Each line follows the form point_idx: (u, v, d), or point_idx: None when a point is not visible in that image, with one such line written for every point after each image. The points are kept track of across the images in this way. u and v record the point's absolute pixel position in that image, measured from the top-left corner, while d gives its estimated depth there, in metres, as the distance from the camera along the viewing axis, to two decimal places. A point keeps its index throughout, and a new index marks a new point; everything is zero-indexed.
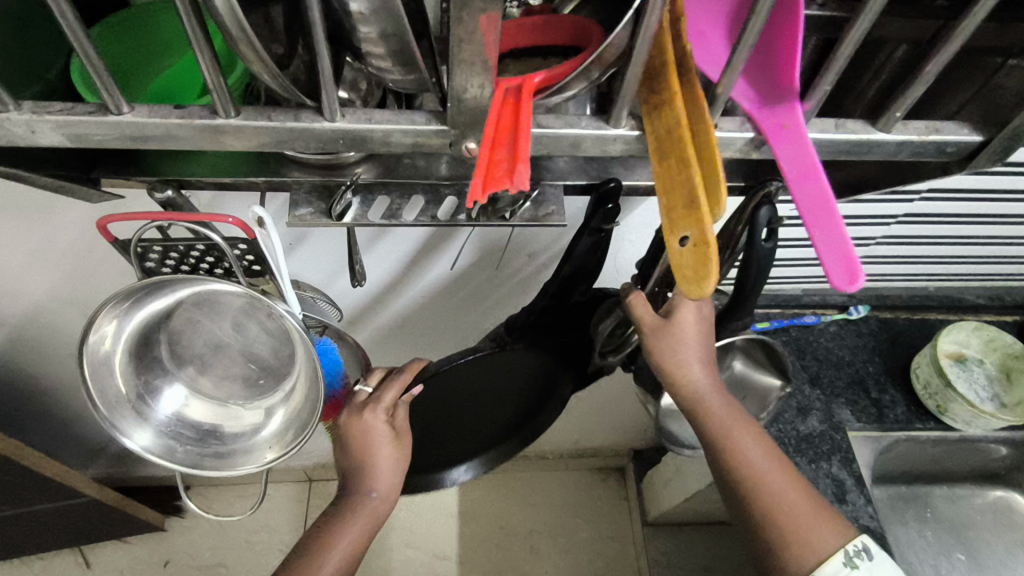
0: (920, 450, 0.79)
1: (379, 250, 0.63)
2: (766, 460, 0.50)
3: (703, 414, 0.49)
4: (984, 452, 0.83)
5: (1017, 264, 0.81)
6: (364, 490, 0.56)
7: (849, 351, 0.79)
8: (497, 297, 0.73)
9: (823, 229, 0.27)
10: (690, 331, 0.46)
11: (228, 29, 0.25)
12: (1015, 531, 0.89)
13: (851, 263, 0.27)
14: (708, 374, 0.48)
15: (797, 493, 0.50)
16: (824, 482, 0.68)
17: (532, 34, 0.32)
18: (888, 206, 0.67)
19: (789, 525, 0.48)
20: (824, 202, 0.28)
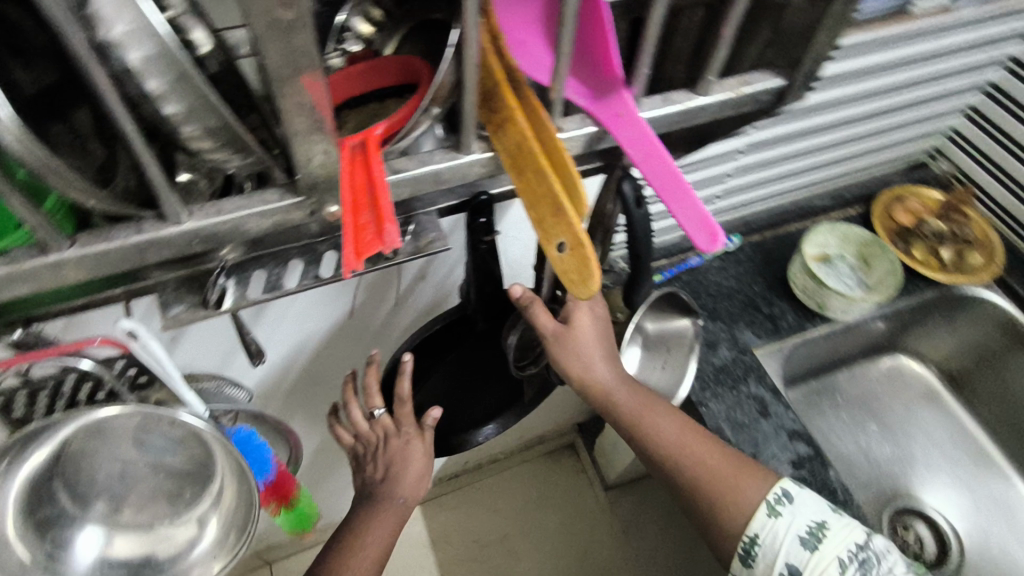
0: (816, 347, 0.88)
1: (269, 318, 0.61)
2: (681, 431, 0.57)
3: (615, 407, 0.54)
4: (866, 331, 0.93)
5: (846, 164, 0.92)
6: (393, 494, 0.57)
7: (735, 279, 0.86)
8: (406, 327, 0.72)
9: (683, 201, 0.29)
10: (587, 335, 0.50)
11: (32, 165, 0.23)
12: (910, 389, 1.01)
13: (711, 227, 0.29)
14: (611, 368, 0.53)
15: (715, 457, 0.56)
16: (747, 402, 0.74)
17: (365, 81, 0.32)
18: (729, 144, 0.73)
19: (716, 486, 0.55)
20: (672, 174, 0.30)
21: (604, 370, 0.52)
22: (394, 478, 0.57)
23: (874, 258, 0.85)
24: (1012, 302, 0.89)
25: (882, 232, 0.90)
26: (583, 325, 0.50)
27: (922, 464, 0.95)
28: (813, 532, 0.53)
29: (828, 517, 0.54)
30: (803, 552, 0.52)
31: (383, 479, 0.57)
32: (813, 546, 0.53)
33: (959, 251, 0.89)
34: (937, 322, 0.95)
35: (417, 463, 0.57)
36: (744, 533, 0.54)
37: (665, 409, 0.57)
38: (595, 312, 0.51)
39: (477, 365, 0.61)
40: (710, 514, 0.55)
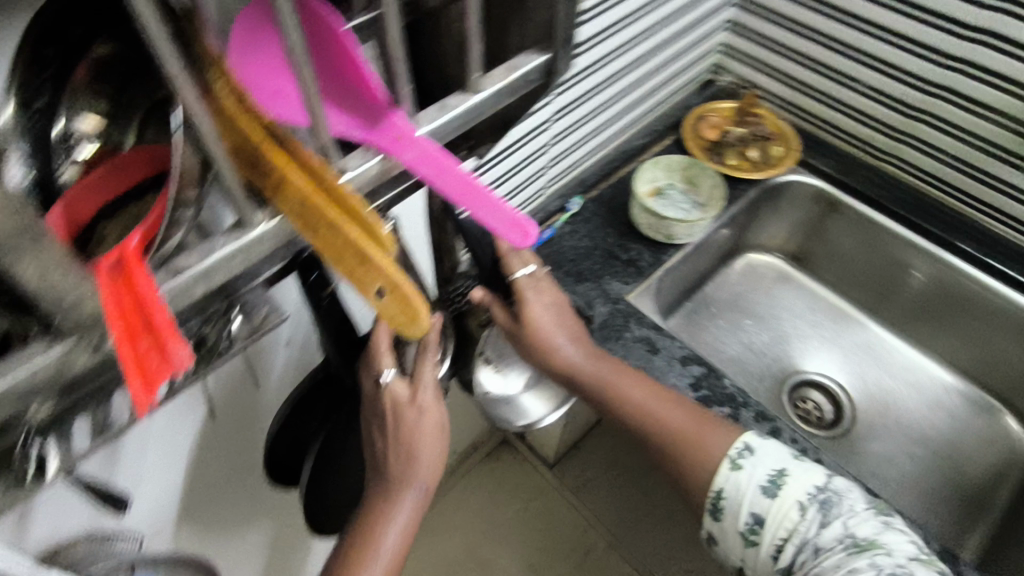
0: (678, 272, 0.94)
1: (128, 459, 0.55)
2: (651, 400, 0.61)
3: (586, 381, 0.60)
4: (715, 242, 1.01)
5: (649, 102, 0.98)
6: (411, 483, 0.51)
7: (588, 237, 0.89)
8: (285, 399, 0.67)
9: (485, 205, 0.31)
10: (543, 323, 0.58)
11: None
12: (766, 278, 1.10)
13: (518, 222, 0.31)
14: (576, 347, 0.60)
15: (682, 413, 0.61)
16: (636, 346, 0.78)
17: (109, 185, 0.29)
18: (534, 118, 0.75)
19: (680, 441, 0.59)
20: (469, 183, 0.31)
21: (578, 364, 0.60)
22: (407, 462, 0.50)
23: (698, 177, 0.92)
24: (818, 177, 1.00)
25: (697, 153, 0.98)
26: (536, 319, 0.58)
27: (797, 340, 1.05)
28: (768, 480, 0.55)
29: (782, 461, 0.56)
30: (764, 500, 0.55)
31: (397, 461, 0.50)
32: (773, 492, 0.55)
33: (763, 148, 0.98)
34: (767, 213, 1.05)
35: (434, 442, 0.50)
36: (711, 487, 0.57)
37: (637, 378, 0.63)
38: (554, 298, 0.59)
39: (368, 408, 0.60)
40: (681, 466, 0.59)
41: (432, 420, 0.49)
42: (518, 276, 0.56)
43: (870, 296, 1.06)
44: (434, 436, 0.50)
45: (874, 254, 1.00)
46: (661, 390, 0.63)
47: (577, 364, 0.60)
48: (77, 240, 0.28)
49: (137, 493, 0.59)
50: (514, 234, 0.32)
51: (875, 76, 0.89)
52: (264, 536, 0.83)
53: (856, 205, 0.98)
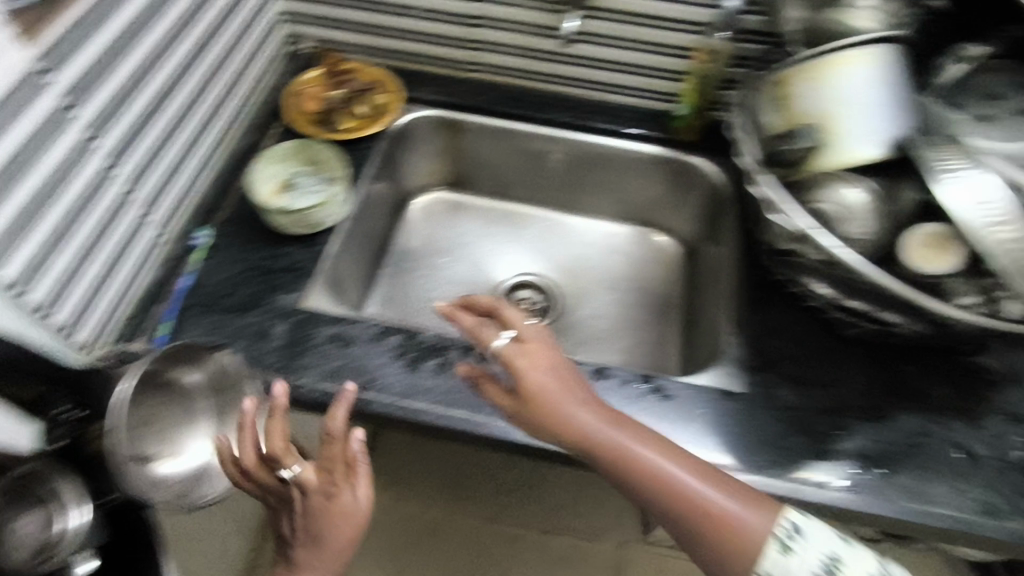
0: (346, 254, 0.91)
1: None
2: (711, 487, 0.56)
3: (527, 399, 0.58)
4: (372, 204, 1.00)
5: (235, 99, 0.89)
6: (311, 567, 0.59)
7: (236, 263, 0.81)
8: None
9: None
10: (541, 385, 0.59)
11: None
12: (440, 215, 1.14)
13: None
14: (540, 367, 0.59)
15: (635, 436, 0.58)
16: (328, 346, 0.74)
17: None
18: (91, 173, 0.62)
19: (687, 503, 0.55)
20: None
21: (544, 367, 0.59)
22: (316, 545, 0.58)
23: (315, 154, 0.88)
24: (431, 106, 1.02)
25: (308, 132, 0.94)
26: (531, 377, 0.59)
27: (489, 259, 1.11)
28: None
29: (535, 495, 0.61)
30: None
31: (308, 542, 0.59)
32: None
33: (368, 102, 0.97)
34: (408, 157, 1.05)
35: (339, 536, 0.58)
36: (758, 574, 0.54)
37: (651, 443, 0.58)
38: (554, 353, 0.61)
39: None
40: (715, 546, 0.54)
41: (339, 512, 0.58)
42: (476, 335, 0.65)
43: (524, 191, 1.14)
44: (339, 525, 0.58)
45: (505, 155, 1.07)
46: (671, 446, 0.58)
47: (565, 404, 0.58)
48: None
49: None
50: None
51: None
52: None
53: (472, 120, 1.02)
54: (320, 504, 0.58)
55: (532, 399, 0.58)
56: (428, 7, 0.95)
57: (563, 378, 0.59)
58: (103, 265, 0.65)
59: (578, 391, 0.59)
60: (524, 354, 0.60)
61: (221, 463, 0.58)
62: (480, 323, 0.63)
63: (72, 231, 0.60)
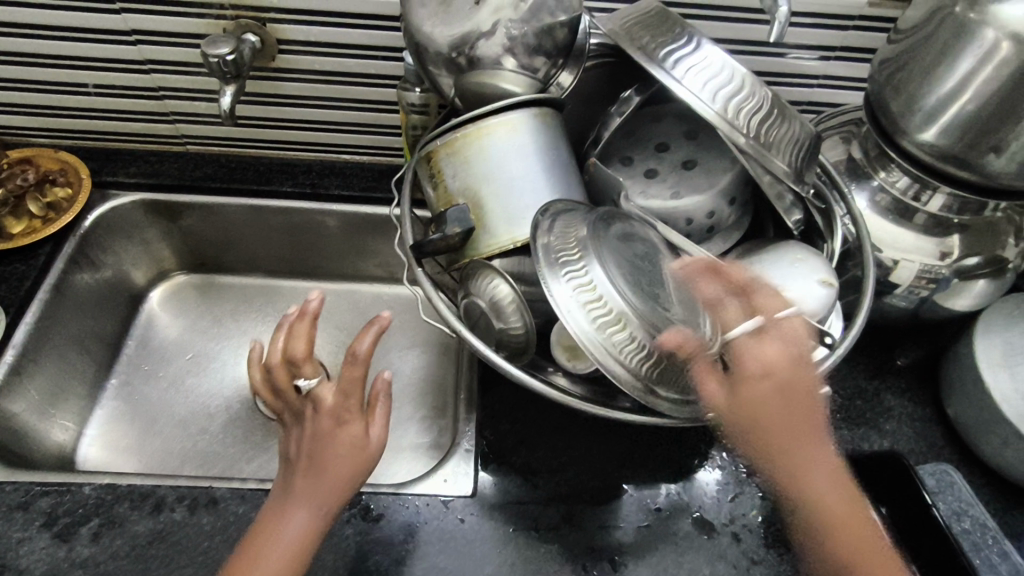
0: (24, 385, 0.78)
1: None
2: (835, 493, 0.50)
3: (773, 404, 0.48)
4: (77, 314, 0.86)
5: None
6: (290, 515, 0.59)
7: None
8: None
9: None
10: (807, 402, 0.49)
11: None
12: (187, 302, 0.99)
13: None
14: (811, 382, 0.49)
15: (852, 501, 0.51)
16: None
17: None
18: None
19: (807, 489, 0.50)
20: None
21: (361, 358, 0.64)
22: (318, 473, 0.61)
23: None
24: (132, 189, 0.89)
25: None
26: (772, 379, 0.48)
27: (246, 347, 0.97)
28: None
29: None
30: None
31: (320, 483, 0.60)
32: None
33: (40, 197, 0.84)
34: (123, 247, 0.92)
35: (321, 476, 0.61)
36: None
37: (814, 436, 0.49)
38: (790, 348, 0.49)
39: None
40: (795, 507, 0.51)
41: (348, 442, 0.62)
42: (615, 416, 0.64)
43: (278, 265, 1.00)
44: (351, 454, 0.62)
45: (236, 230, 0.94)
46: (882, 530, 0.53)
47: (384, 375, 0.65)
48: None
49: None
50: None
51: (92, 73, 0.81)
52: None
53: (182, 199, 0.89)
54: (321, 424, 0.63)
55: (752, 411, 0.48)
56: (97, 83, 0.82)
57: (792, 361, 0.48)
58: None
59: (808, 374, 0.49)
60: (736, 357, 0.49)
61: (249, 365, 0.72)
62: (700, 277, 0.51)
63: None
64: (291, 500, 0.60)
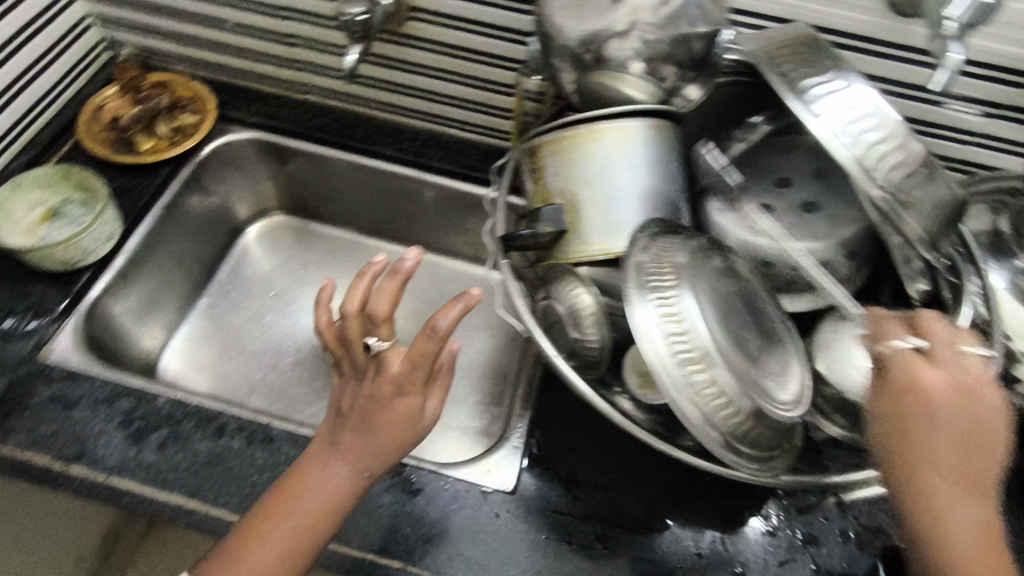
0: (126, 291, 0.84)
1: None
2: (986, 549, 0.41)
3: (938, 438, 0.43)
4: (181, 234, 0.92)
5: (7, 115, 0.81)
6: (337, 464, 0.57)
7: None
8: None
9: None
10: (981, 453, 0.43)
11: None
12: (281, 242, 1.04)
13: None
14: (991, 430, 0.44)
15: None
16: (50, 406, 0.68)
17: None
18: None
19: (953, 528, 0.42)
20: None
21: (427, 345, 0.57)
22: (367, 429, 0.58)
23: (87, 182, 0.80)
24: (249, 129, 0.93)
25: (96, 149, 0.86)
26: (950, 412, 0.43)
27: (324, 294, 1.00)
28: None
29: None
30: None
31: (372, 443, 0.58)
32: None
33: (170, 121, 0.90)
34: (232, 179, 0.97)
35: (359, 437, 0.58)
36: None
37: (973, 465, 0.42)
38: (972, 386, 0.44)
39: None
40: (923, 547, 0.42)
41: (407, 411, 0.58)
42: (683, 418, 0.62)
43: (368, 223, 1.03)
44: (404, 425, 0.58)
45: (336, 181, 0.97)
46: None
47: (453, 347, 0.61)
48: None
49: None
50: None
51: (234, 11, 0.85)
52: None
53: (292, 144, 0.93)
54: (370, 393, 0.58)
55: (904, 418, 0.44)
56: (237, 21, 0.86)
57: (965, 389, 0.44)
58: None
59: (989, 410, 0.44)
60: (906, 384, 0.44)
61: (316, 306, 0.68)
62: (887, 313, 0.49)
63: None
64: (336, 450, 0.58)
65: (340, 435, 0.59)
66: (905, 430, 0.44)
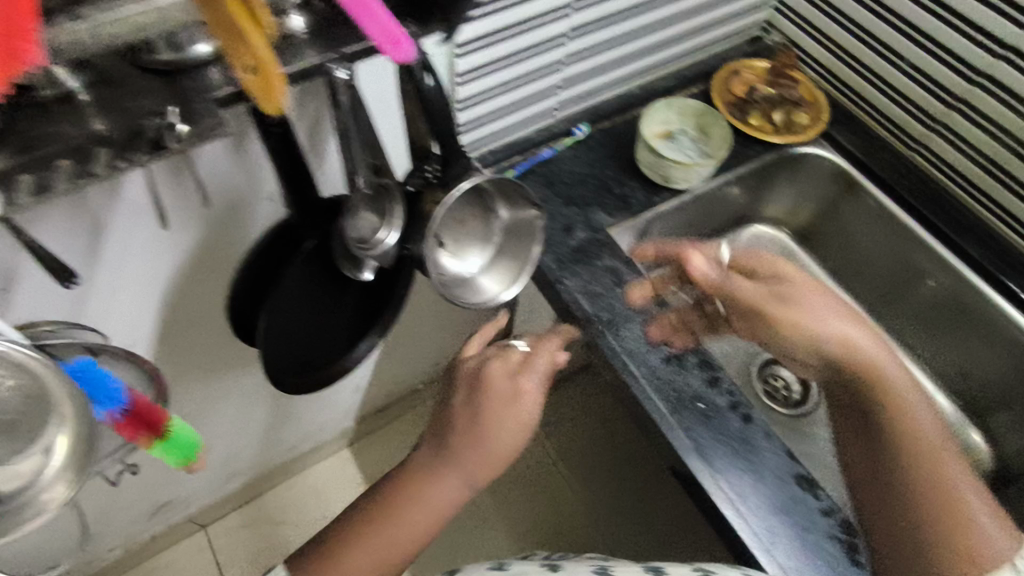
0: (668, 223, 0.93)
1: (108, 251, 0.64)
2: (930, 424, 0.58)
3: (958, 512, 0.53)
4: (722, 200, 0.99)
5: (682, 42, 0.95)
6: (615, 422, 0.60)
7: (587, 166, 0.89)
8: (239, 240, 0.73)
9: (369, 18, 0.47)
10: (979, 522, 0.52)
11: None
12: (768, 253, 1.08)
13: (393, 36, 0.48)
14: (990, 520, 0.52)
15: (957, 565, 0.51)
16: (603, 274, 0.79)
17: None
18: (547, 22, 0.76)
19: (882, 390, 0.59)
20: (377, 27, 0.47)
21: (762, 269, 0.65)
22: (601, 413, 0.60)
23: (710, 128, 0.90)
24: (840, 154, 0.96)
25: (720, 105, 0.94)
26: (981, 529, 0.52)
27: None
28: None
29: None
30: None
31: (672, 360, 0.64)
32: None
33: (789, 113, 0.94)
34: (783, 184, 1.02)
35: (503, 442, 0.60)
36: None
37: (876, 343, 0.60)
38: (956, 504, 0.53)
39: (314, 281, 0.64)
40: (919, 509, 0.54)
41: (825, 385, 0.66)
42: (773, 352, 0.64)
43: (875, 291, 1.03)
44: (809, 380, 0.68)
45: (885, 244, 0.97)
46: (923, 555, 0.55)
47: (773, 315, 0.61)
48: None
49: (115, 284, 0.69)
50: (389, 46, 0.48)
51: (925, 56, 0.85)
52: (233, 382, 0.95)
53: (873, 193, 0.95)
54: (507, 431, 0.60)
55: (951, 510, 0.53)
56: (919, 65, 0.87)
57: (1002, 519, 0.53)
58: (504, 85, 0.79)
59: (948, 472, 0.55)
60: (970, 526, 0.52)
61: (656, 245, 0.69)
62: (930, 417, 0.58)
63: (504, 42, 0.74)
64: (444, 465, 0.59)
65: (470, 454, 0.59)
66: (744, 317, 0.64)
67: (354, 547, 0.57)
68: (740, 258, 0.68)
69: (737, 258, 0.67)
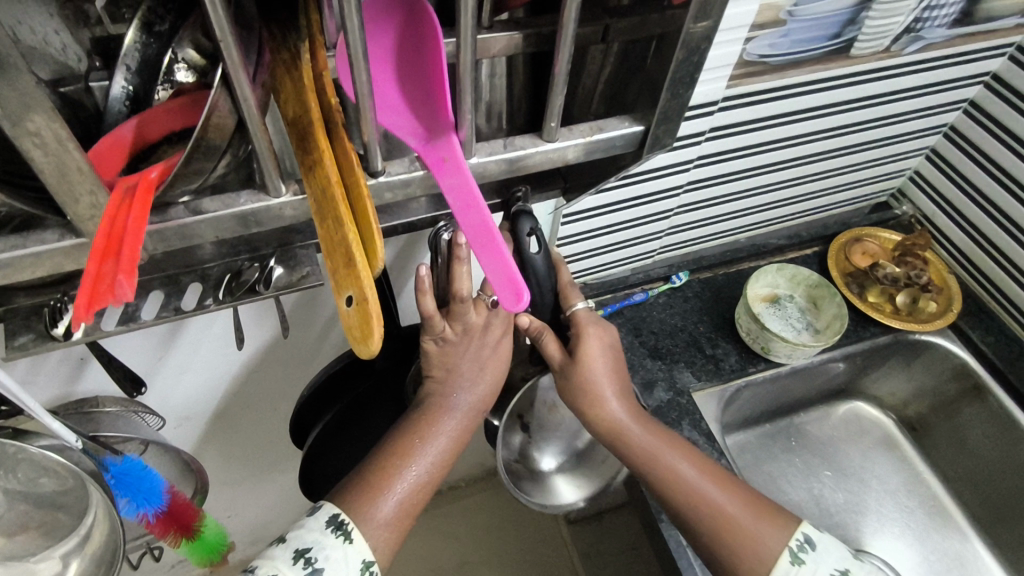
0: (760, 392, 0.85)
1: (172, 364, 0.60)
2: (704, 480, 0.56)
3: (738, 534, 0.53)
4: (824, 373, 0.89)
5: (805, 202, 0.89)
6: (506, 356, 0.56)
7: (679, 317, 0.84)
8: None
9: (491, 257, 0.34)
10: (758, 535, 0.53)
11: None
12: (867, 433, 0.97)
13: (517, 287, 0.34)
14: (751, 514, 0.54)
15: (731, 527, 0.54)
16: None
17: (172, 117, 0.30)
18: (666, 176, 0.70)
19: (674, 486, 0.56)
20: (485, 228, 0.33)
21: (572, 364, 0.57)
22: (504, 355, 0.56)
23: (822, 301, 0.83)
24: (967, 350, 0.86)
25: (835, 275, 0.87)
26: (765, 542, 0.53)
27: (875, 514, 0.90)
28: (299, 558, 0.45)
29: (309, 534, 0.46)
30: None
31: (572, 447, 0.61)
32: None
33: (913, 297, 0.86)
34: (894, 366, 0.92)
35: (502, 356, 0.55)
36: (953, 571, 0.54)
37: (666, 439, 0.58)
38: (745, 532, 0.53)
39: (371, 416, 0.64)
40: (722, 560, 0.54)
41: (620, 399, 0.58)
42: (576, 308, 0.58)
43: (989, 508, 0.88)
44: (635, 411, 0.58)
45: (1009, 459, 0.84)
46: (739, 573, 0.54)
47: (622, 426, 0.57)
48: (139, 154, 0.30)
49: (183, 395, 0.66)
50: (507, 292, 0.34)
51: None
52: (273, 480, 0.90)
53: (1002, 400, 0.83)
54: (505, 344, 0.55)
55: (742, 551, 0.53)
56: None
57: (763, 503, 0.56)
58: (608, 229, 0.75)
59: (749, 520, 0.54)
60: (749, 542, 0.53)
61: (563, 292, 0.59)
62: (595, 332, 0.58)
63: (617, 189, 0.69)
64: (464, 374, 0.53)
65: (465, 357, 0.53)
66: (571, 399, 0.58)
67: (386, 465, 0.50)
68: (584, 324, 0.57)
69: (577, 323, 0.57)
